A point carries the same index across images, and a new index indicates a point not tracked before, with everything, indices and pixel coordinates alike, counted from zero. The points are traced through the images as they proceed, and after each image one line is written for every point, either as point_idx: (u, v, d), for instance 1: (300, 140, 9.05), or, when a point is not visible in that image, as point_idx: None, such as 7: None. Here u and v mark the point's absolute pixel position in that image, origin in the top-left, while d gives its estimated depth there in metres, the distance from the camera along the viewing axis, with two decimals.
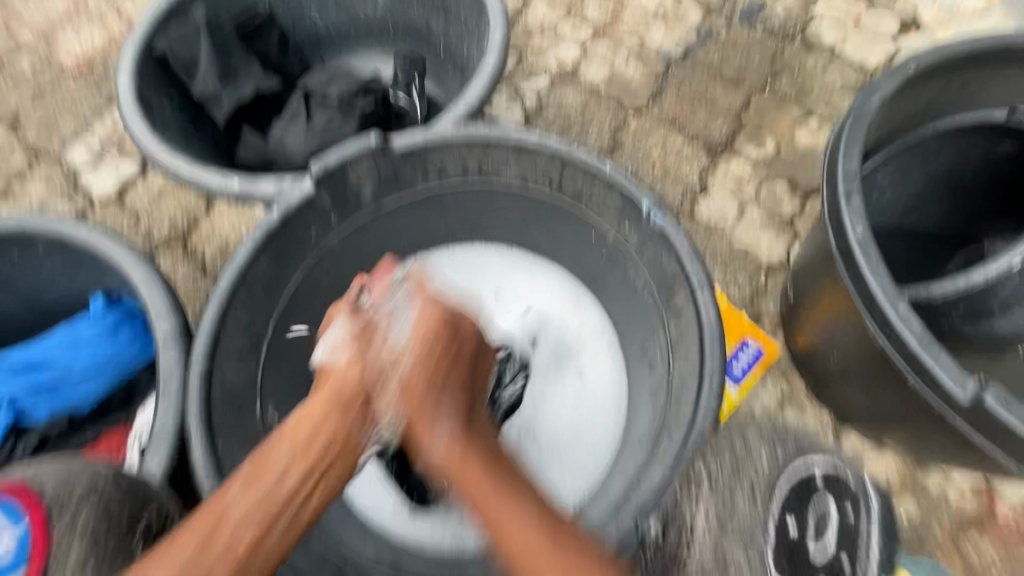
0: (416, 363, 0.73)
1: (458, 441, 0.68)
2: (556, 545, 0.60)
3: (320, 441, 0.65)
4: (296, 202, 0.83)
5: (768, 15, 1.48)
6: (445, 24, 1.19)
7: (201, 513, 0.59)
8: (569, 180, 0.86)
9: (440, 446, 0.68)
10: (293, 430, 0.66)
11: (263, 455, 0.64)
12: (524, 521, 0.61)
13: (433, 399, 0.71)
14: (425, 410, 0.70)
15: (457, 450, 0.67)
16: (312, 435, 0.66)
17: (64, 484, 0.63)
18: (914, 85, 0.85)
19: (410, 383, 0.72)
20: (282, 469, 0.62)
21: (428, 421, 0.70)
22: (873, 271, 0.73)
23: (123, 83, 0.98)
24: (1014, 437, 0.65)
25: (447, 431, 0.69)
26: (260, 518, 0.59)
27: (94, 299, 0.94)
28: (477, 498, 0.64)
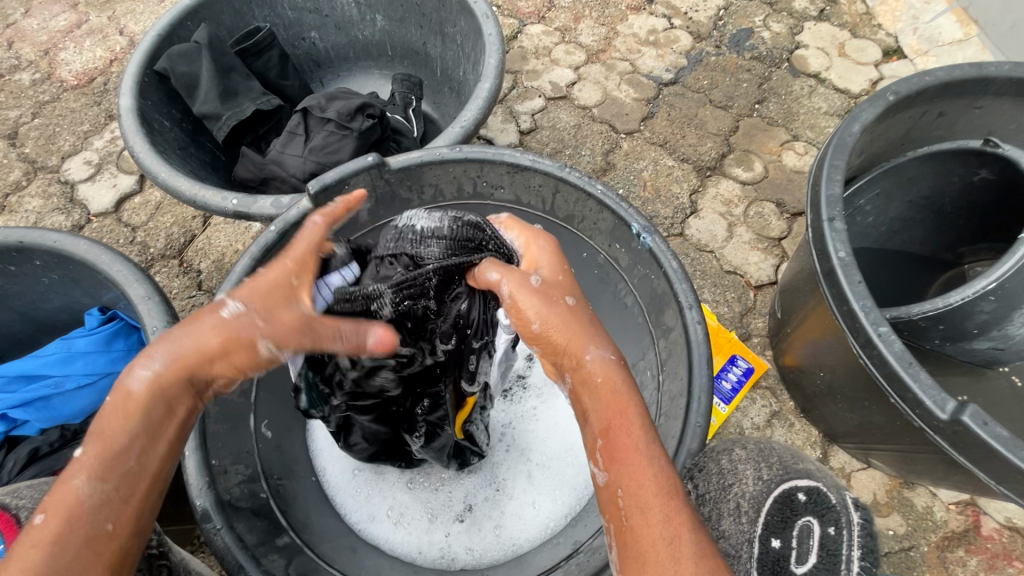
0: (562, 275, 0.64)
1: (615, 365, 0.58)
2: (688, 510, 0.51)
3: (170, 425, 0.55)
4: (294, 219, 0.83)
5: (756, 42, 1.53)
6: (442, 47, 1.22)
7: (56, 497, 0.50)
8: (561, 201, 0.88)
9: (592, 364, 0.57)
10: (135, 406, 0.53)
11: (106, 435, 0.52)
12: (664, 474, 0.52)
13: (587, 315, 0.61)
14: (575, 321, 0.60)
15: (615, 384, 0.57)
16: (164, 416, 0.54)
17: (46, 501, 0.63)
18: (891, 113, 0.88)
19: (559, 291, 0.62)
20: (139, 450, 0.53)
21: (581, 335, 0.59)
22: (854, 292, 0.75)
23: (123, 99, 1.00)
24: (995, 458, 0.66)
25: (605, 350, 0.58)
26: (120, 505, 0.51)
27: (90, 313, 0.95)
28: (624, 440, 0.54)
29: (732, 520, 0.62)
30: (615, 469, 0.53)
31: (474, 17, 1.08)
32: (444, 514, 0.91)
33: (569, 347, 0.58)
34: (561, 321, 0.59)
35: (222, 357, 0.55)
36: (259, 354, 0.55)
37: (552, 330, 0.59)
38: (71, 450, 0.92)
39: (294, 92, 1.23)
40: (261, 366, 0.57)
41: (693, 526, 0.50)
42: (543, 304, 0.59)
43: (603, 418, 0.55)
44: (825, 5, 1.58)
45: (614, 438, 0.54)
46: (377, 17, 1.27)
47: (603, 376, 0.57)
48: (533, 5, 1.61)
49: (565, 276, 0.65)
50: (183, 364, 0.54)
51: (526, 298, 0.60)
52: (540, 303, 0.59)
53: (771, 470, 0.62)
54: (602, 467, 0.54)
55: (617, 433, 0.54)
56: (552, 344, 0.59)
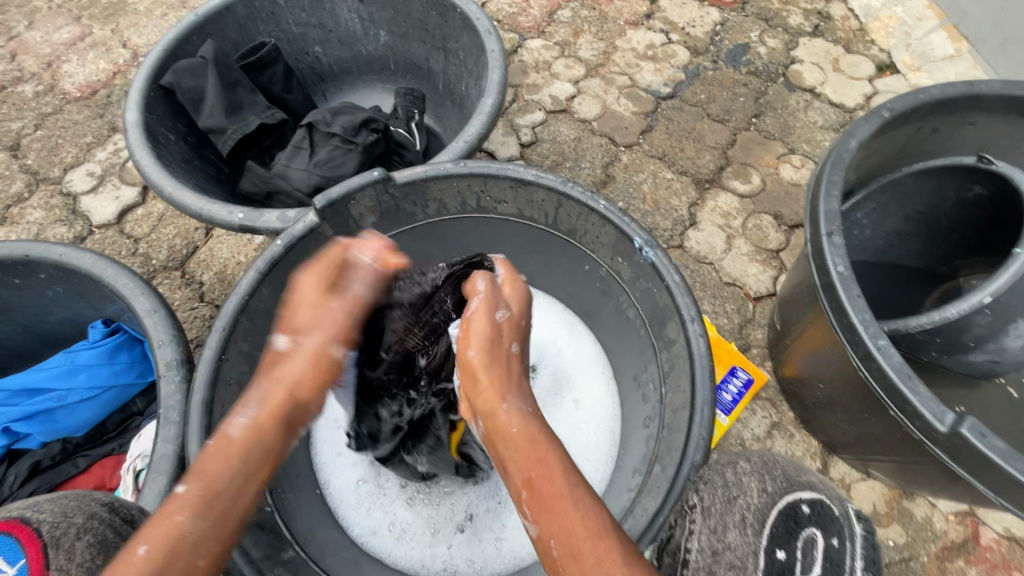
0: (517, 319, 0.65)
1: (530, 415, 0.58)
2: (623, 554, 0.51)
3: (264, 464, 0.57)
4: (299, 233, 0.84)
5: (752, 57, 1.55)
6: (444, 62, 1.24)
7: (153, 533, 0.51)
8: (564, 215, 0.90)
9: (509, 413, 0.57)
10: (234, 444, 0.56)
11: (203, 474, 0.54)
12: (591, 515, 0.53)
13: (510, 365, 0.61)
14: (500, 364, 0.60)
15: (535, 429, 0.57)
16: (260, 456, 0.57)
17: (60, 517, 0.60)
18: (887, 129, 0.90)
19: (500, 332, 0.62)
20: (238, 485, 0.55)
21: (506, 382, 0.59)
22: (853, 305, 0.76)
23: (130, 114, 1.00)
24: (993, 470, 0.67)
25: (524, 404, 0.59)
26: (216, 540, 0.53)
27: (94, 327, 0.95)
28: (545, 485, 0.54)
29: (737, 533, 0.59)
30: (542, 520, 0.53)
31: (477, 34, 1.10)
32: (446, 525, 0.92)
33: (490, 390, 0.58)
34: (488, 358, 0.60)
35: (303, 377, 0.61)
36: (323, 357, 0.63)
37: (477, 365, 0.60)
38: (74, 463, 0.93)
39: (298, 105, 1.25)
40: (327, 376, 0.64)
41: (624, 561, 0.50)
42: (478, 337, 0.61)
43: (523, 466, 0.55)
44: (819, 21, 1.61)
45: (537, 488, 0.54)
46: (380, 33, 1.29)
47: (517, 424, 0.56)
48: (533, 20, 1.64)
49: (517, 321, 0.65)
50: (272, 393, 0.60)
51: (471, 324, 0.62)
52: (477, 340, 0.61)
53: (776, 482, 0.62)
54: (531, 520, 0.54)
55: (540, 485, 0.54)
56: (471, 377, 0.60)
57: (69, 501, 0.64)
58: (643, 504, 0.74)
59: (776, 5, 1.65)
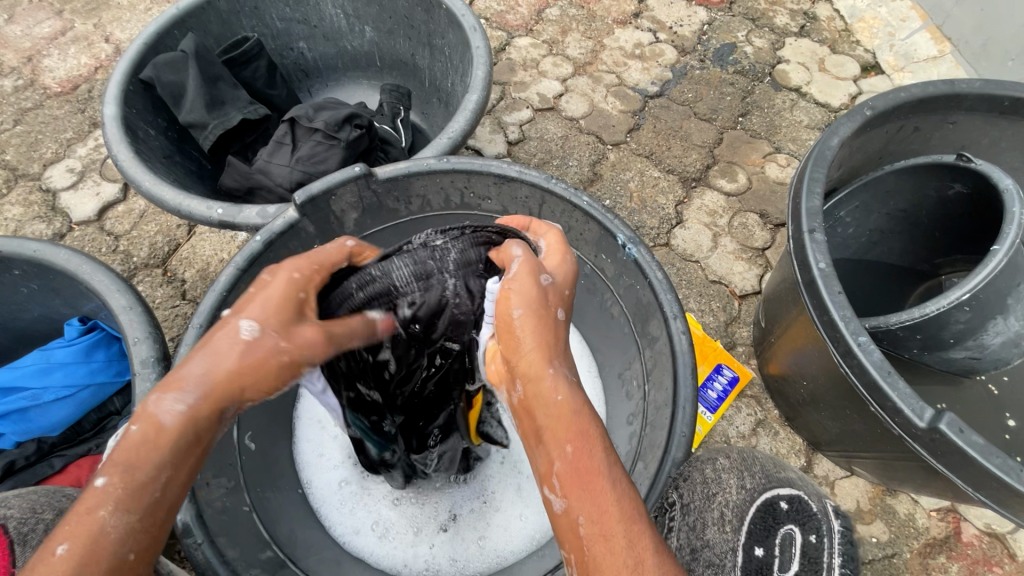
0: (566, 289, 0.61)
1: (577, 385, 0.55)
2: (654, 539, 0.48)
3: (197, 452, 0.50)
4: (280, 229, 0.83)
5: (739, 57, 1.56)
6: (430, 58, 1.23)
7: (73, 530, 0.45)
8: (548, 211, 0.89)
9: (556, 382, 0.53)
10: (170, 439, 0.49)
11: (135, 465, 0.47)
12: (626, 496, 0.50)
13: (559, 332, 0.57)
14: (549, 330, 0.56)
15: (579, 400, 0.53)
16: (193, 442, 0.50)
17: (29, 513, 0.62)
18: (869, 127, 0.90)
19: (550, 299, 0.58)
20: (166, 476, 0.49)
21: (554, 350, 0.55)
22: (834, 302, 0.77)
23: (108, 108, 0.99)
24: (970, 465, 0.67)
25: (571, 375, 0.55)
26: (147, 533, 0.47)
27: (70, 324, 0.93)
28: (584, 457, 0.51)
29: (716, 529, 0.61)
30: (576, 492, 0.50)
31: (462, 30, 1.09)
32: (428, 525, 0.91)
33: (535, 354, 0.55)
34: (537, 322, 0.56)
35: (266, 378, 0.52)
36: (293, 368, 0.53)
37: (524, 327, 0.56)
38: (49, 464, 0.90)
39: (282, 101, 1.23)
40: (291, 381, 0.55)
41: (657, 549, 0.47)
42: (527, 298, 0.57)
43: (564, 436, 0.51)
44: (805, 21, 1.62)
45: (576, 460, 0.51)
46: (366, 29, 1.28)
47: (563, 393, 0.53)
48: (521, 18, 1.63)
49: (565, 290, 0.61)
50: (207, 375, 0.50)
51: (514, 285, 0.58)
52: (527, 299, 0.57)
53: (754, 478, 0.63)
54: (561, 493, 0.51)
55: (580, 458, 0.51)
56: (515, 340, 0.56)
57: (38, 498, 0.65)
58: None
59: (763, 5, 1.65)
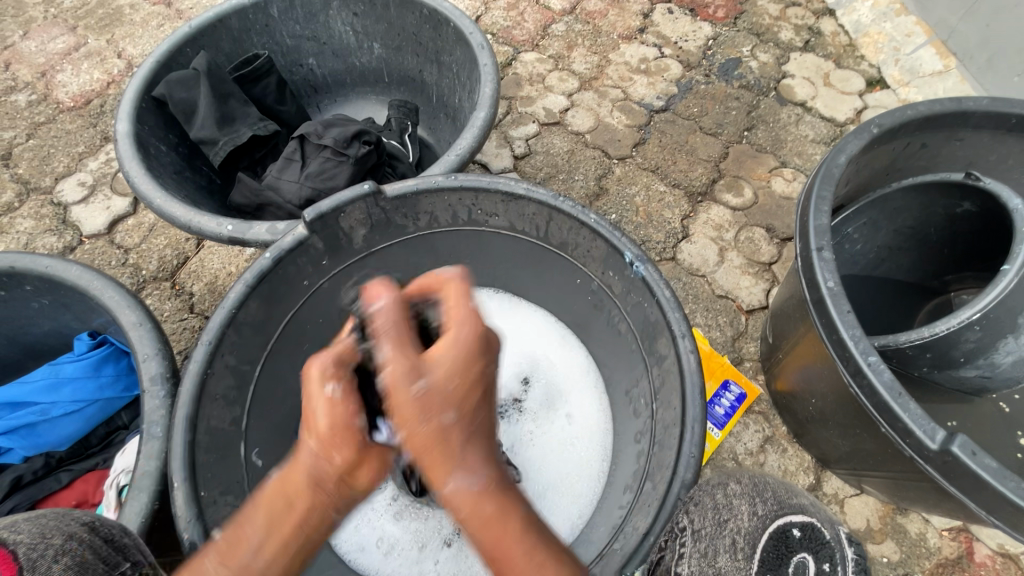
0: (461, 379, 0.52)
1: (481, 494, 0.51)
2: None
3: (291, 515, 0.52)
4: (289, 246, 0.83)
5: (744, 71, 1.57)
6: (438, 75, 1.24)
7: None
8: (555, 229, 0.89)
9: (455, 499, 0.50)
10: (262, 505, 0.53)
11: (238, 524, 0.53)
12: None
13: (453, 438, 0.51)
14: (438, 444, 0.50)
15: (487, 510, 0.51)
16: (283, 506, 0.52)
17: (39, 538, 0.53)
18: (876, 144, 0.90)
19: (434, 406, 0.50)
20: (255, 541, 0.52)
21: (454, 462, 0.50)
22: (843, 321, 0.76)
23: (120, 124, 1.00)
24: (983, 487, 0.67)
25: (476, 484, 0.51)
26: None
27: (79, 339, 0.94)
28: (504, 565, 0.51)
29: (727, 558, 0.57)
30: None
31: (470, 48, 1.10)
32: (434, 541, 0.90)
33: (431, 472, 0.51)
34: (426, 442, 0.50)
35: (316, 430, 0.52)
36: (329, 406, 0.51)
37: (413, 448, 0.50)
38: (55, 479, 0.90)
39: (291, 116, 1.25)
40: (350, 431, 0.51)
41: None
42: (401, 415, 0.50)
43: (484, 542, 0.52)
44: (810, 36, 1.63)
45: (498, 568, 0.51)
46: (374, 45, 1.30)
47: (463, 508, 0.50)
48: (527, 33, 1.65)
49: (461, 381, 0.52)
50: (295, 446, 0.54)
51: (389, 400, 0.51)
52: (404, 415, 0.50)
53: (766, 505, 0.59)
54: None
55: (500, 565, 0.51)
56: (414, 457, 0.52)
57: (49, 521, 0.56)
58: (635, 522, 0.73)
59: (768, 21, 1.66)
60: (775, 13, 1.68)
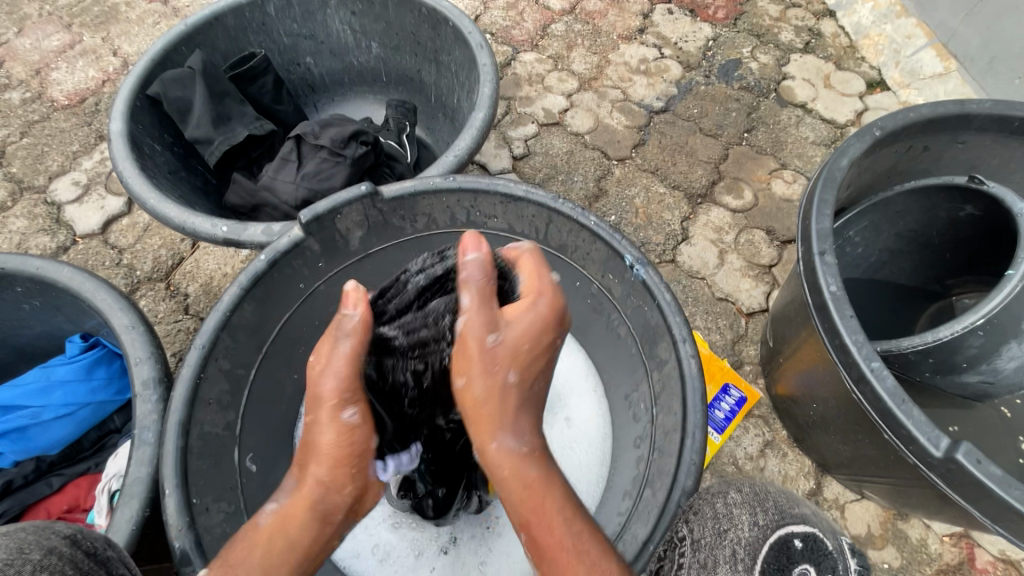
0: (533, 344, 0.64)
1: (522, 457, 0.62)
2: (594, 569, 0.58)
3: (297, 545, 0.62)
4: (284, 247, 0.82)
5: (744, 72, 1.56)
6: (436, 74, 1.23)
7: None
8: (554, 231, 0.88)
9: (501, 449, 0.62)
10: (265, 541, 0.61)
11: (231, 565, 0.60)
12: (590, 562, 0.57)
13: (506, 395, 0.62)
14: (495, 402, 0.62)
15: (529, 471, 0.61)
16: (286, 548, 0.61)
17: (16, 553, 0.49)
18: (878, 147, 0.89)
19: (498, 362, 0.62)
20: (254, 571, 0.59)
21: (507, 415, 0.62)
22: (846, 326, 0.75)
23: (114, 124, 0.99)
24: (988, 495, 0.66)
25: (520, 439, 0.62)
26: None
27: (71, 341, 0.92)
28: (540, 525, 0.59)
29: (728, 568, 0.56)
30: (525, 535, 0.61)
31: (469, 47, 1.09)
32: (431, 548, 0.90)
33: (484, 425, 0.62)
34: (493, 390, 0.62)
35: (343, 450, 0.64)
36: (347, 430, 0.64)
37: (476, 399, 0.62)
38: (47, 483, 0.89)
39: (288, 116, 1.24)
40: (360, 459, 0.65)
41: None
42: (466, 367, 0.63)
43: (523, 510, 0.61)
44: (810, 37, 1.62)
45: (534, 534, 0.60)
46: (372, 44, 1.28)
47: (506, 456, 0.62)
48: (526, 33, 1.64)
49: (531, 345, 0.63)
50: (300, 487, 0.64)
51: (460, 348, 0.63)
52: (474, 368, 0.62)
53: (768, 515, 0.58)
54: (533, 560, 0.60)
55: (537, 529, 0.59)
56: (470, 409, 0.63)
57: (26, 535, 0.52)
58: (634, 530, 0.72)
59: (768, 22, 1.66)
60: (775, 14, 1.67)
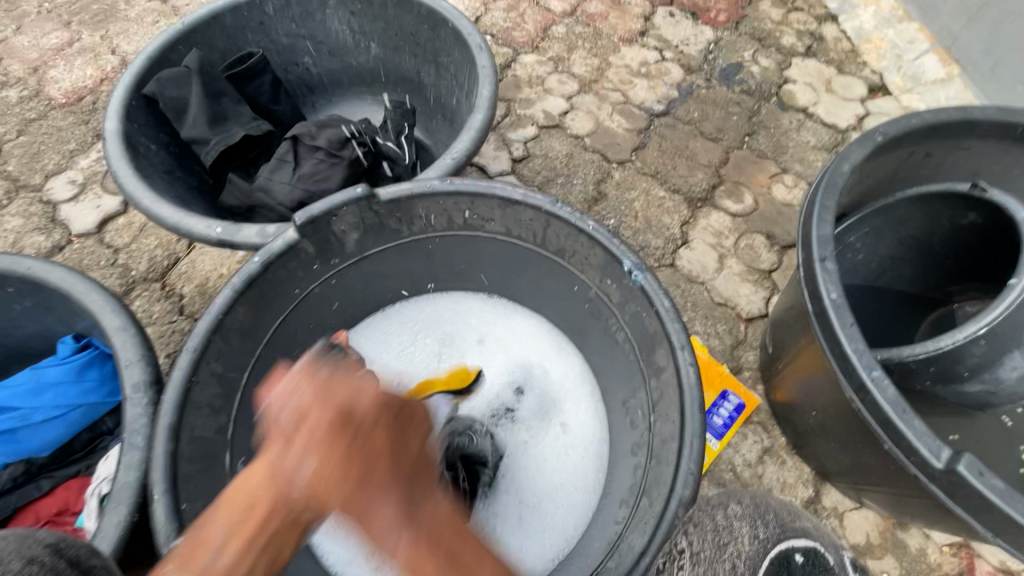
0: (338, 443, 0.55)
1: (417, 535, 0.53)
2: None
3: (256, 513, 0.52)
4: (278, 250, 0.81)
5: (745, 76, 1.55)
6: (436, 76, 1.22)
7: None
8: (553, 235, 0.87)
9: (385, 540, 0.53)
10: (231, 495, 0.54)
11: (201, 526, 0.52)
12: None
13: (371, 483, 0.54)
14: (350, 489, 0.54)
15: (413, 553, 0.52)
16: (249, 504, 0.52)
17: None
18: (880, 153, 0.88)
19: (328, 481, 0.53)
20: (216, 548, 0.50)
21: (367, 499, 0.54)
22: (847, 335, 0.74)
23: (109, 123, 0.98)
24: (991, 507, 0.65)
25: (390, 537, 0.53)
26: None
27: (63, 341, 0.91)
28: None
29: None
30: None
31: (469, 48, 1.08)
32: None
33: (363, 519, 0.54)
34: (341, 465, 0.54)
35: (285, 453, 0.55)
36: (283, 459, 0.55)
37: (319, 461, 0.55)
38: (35, 486, 0.89)
39: (285, 116, 1.23)
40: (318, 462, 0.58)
41: None
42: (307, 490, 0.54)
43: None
44: (811, 41, 1.60)
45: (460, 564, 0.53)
46: (371, 45, 1.27)
47: (386, 527, 0.53)
48: (527, 35, 1.63)
49: (370, 434, 0.57)
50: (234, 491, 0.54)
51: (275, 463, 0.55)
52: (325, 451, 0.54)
53: (767, 528, 0.63)
54: None
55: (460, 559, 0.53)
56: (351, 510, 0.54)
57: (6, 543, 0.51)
58: (630, 540, 0.71)
59: (770, 25, 1.64)
60: (777, 17, 1.65)
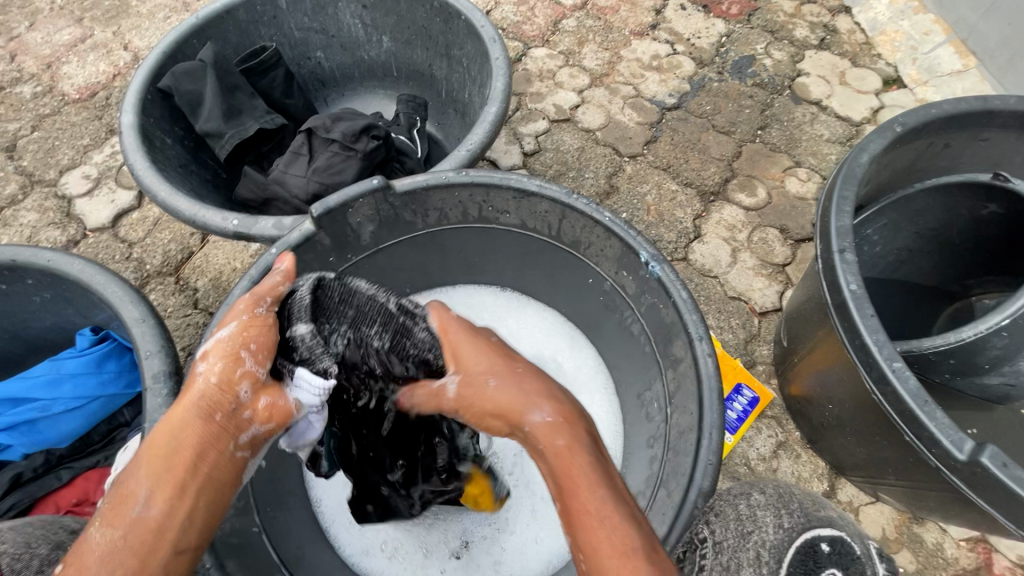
0: (481, 357, 0.63)
1: (559, 426, 0.58)
2: (647, 556, 0.51)
3: (183, 457, 0.54)
4: (296, 241, 0.81)
5: (758, 69, 1.54)
6: (448, 69, 1.22)
7: (111, 516, 0.53)
8: (569, 227, 0.86)
9: (533, 430, 0.58)
10: (155, 443, 0.55)
11: (124, 481, 0.55)
12: (619, 529, 0.52)
13: (516, 378, 0.61)
14: (501, 393, 0.61)
15: (558, 446, 0.57)
16: (174, 449, 0.54)
17: (24, 547, 0.55)
18: (898, 145, 0.88)
19: (475, 383, 0.62)
20: (145, 495, 0.53)
21: (515, 396, 0.60)
22: (867, 326, 0.74)
23: (126, 116, 0.99)
24: (1015, 499, 0.64)
25: (542, 411, 0.59)
26: (145, 536, 0.52)
27: (82, 334, 0.92)
28: (573, 496, 0.54)
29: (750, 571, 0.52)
30: (577, 535, 0.54)
31: (482, 41, 1.08)
32: (440, 546, 0.89)
33: (512, 414, 0.59)
34: (497, 371, 0.62)
35: (223, 369, 0.57)
36: (220, 391, 0.56)
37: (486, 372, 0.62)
38: (56, 476, 0.90)
39: (298, 110, 1.23)
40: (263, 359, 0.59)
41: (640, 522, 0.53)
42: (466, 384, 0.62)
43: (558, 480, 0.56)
44: (824, 34, 1.59)
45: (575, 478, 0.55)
46: (383, 38, 1.27)
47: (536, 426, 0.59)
48: (538, 28, 1.62)
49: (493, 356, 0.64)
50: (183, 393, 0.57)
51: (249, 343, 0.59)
52: (479, 364, 0.63)
53: (792, 517, 0.54)
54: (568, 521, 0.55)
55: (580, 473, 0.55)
56: (497, 411, 0.60)
57: (35, 530, 0.59)
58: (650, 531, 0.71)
59: (782, 17, 1.62)
60: (790, 10, 1.64)
